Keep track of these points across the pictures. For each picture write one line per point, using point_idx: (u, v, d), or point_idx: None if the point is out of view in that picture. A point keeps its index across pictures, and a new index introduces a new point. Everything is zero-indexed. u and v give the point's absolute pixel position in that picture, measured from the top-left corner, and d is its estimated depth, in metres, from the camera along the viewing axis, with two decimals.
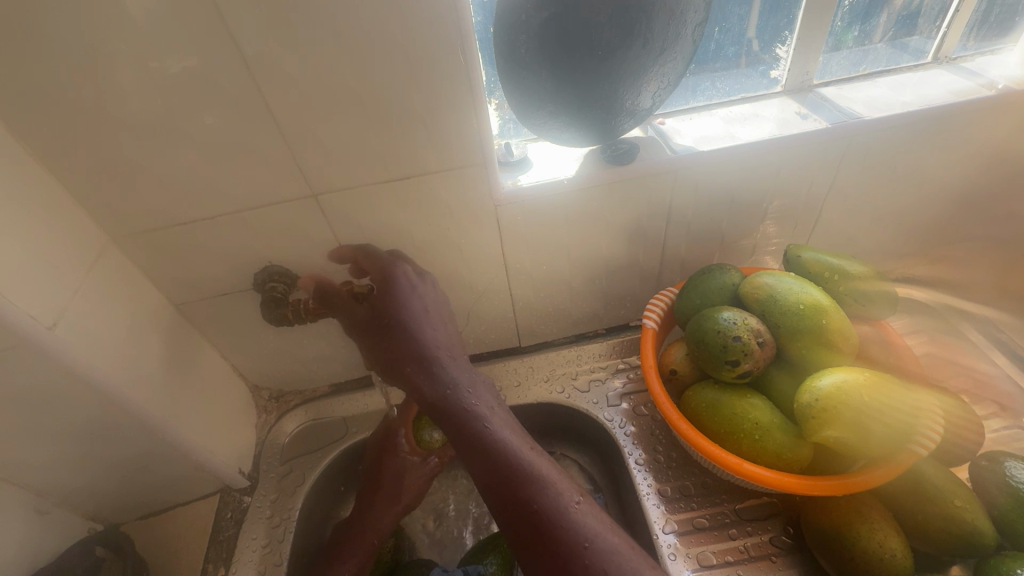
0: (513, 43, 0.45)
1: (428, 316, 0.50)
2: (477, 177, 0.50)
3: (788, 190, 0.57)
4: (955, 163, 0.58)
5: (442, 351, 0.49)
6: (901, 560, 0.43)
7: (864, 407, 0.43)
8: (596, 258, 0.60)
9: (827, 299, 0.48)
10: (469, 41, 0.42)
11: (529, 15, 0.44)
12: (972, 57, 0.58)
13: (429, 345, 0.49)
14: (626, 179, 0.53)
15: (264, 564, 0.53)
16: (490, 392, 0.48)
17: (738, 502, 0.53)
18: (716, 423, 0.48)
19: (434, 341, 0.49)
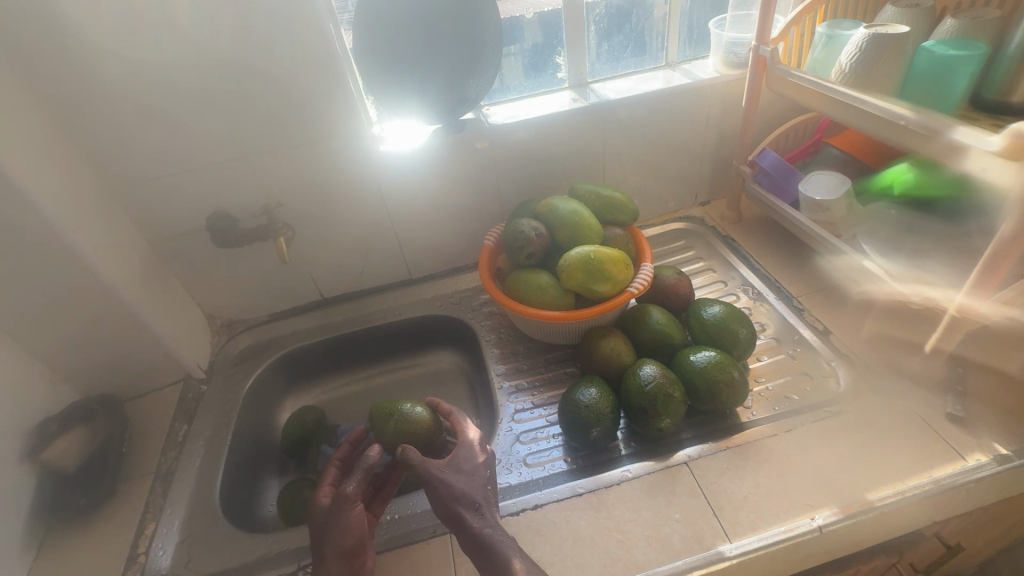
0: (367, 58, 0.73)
1: (464, 471, 0.56)
2: (357, 143, 0.77)
3: (576, 150, 0.86)
4: (682, 128, 0.88)
5: (472, 491, 0.54)
6: (626, 357, 0.69)
7: (591, 262, 0.69)
8: (454, 203, 0.86)
9: (584, 207, 0.76)
10: (330, 55, 0.70)
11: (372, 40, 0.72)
12: (690, 60, 0.88)
13: (456, 484, 0.54)
14: (461, 143, 0.80)
15: (217, 422, 0.75)
16: (474, 475, 0.56)
17: (550, 354, 0.79)
18: (516, 289, 0.74)
19: (464, 485, 0.55)
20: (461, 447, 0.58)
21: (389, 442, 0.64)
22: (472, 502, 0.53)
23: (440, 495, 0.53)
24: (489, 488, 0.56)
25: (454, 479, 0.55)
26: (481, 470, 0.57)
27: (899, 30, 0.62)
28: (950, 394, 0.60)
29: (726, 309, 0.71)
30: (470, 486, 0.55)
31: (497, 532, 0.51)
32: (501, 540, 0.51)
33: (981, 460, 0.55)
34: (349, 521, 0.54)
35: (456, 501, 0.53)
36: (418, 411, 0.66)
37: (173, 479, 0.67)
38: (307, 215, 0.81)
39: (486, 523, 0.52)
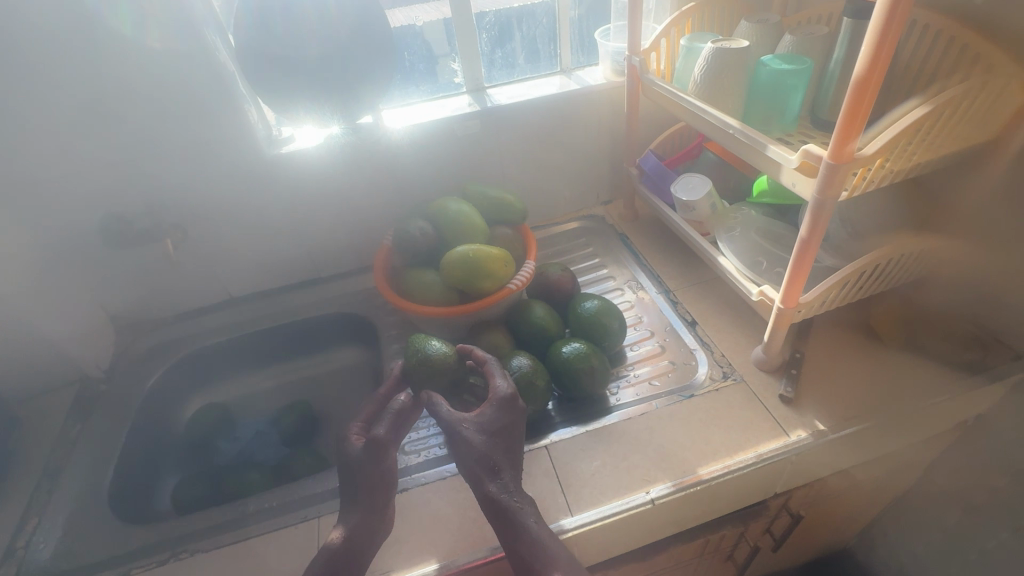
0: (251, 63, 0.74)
1: (480, 434, 0.56)
2: (248, 146, 0.79)
3: (473, 152, 0.90)
4: (576, 131, 0.92)
5: (490, 455, 0.55)
6: (504, 348, 0.74)
7: (469, 261, 0.73)
8: (356, 203, 0.89)
9: (470, 208, 0.80)
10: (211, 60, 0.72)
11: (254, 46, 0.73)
12: (583, 66, 0.93)
13: (476, 445, 0.55)
14: (356, 144, 0.83)
15: (111, 420, 0.76)
16: (498, 438, 0.56)
17: (444, 348, 0.83)
18: (405, 288, 0.77)
19: (480, 447, 0.55)
20: (488, 407, 0.57)
21: (416, 377, 0.64)
22: (490, 465, 0.55)
23: (461, 452, 0.55)
24: (509, 454, 0.56)
25: (479, 438, 0.56)
26: (506, 432, 0.57)
27: (740, 45, 0.68)
28: (784, 377, 0.67)
29: (601, 303, 0.76)
30: (490, 448, 0.55)
31: (512, 499, 0.53)
32: (514, 506, 0.53)
33: (801, 435, 0.61)
34: (379, 463, 0.57)
35: (477, 461, 0.55)
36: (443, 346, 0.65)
37: (59, 475, 0.69)
38: (204, 216, 0.83)
39: (502, 489, 0.54)
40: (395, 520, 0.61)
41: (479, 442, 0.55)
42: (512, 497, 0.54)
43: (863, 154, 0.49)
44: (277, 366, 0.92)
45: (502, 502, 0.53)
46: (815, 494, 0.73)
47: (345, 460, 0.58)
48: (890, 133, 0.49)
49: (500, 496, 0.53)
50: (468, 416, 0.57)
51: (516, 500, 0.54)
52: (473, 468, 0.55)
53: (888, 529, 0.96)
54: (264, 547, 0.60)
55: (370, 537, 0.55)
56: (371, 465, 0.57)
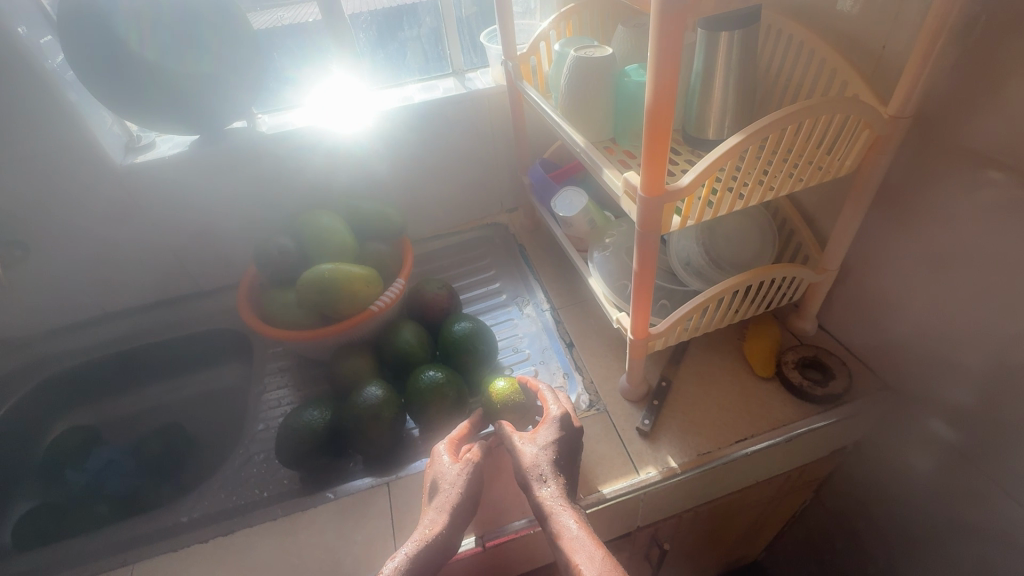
0: (81, 65, 0.66)
1: (559, 443, 0.54)
2: (94, 155, 0.73)
3: (357, 162, 0.84)
4: (469, 137, 0.88)
5: (544, 466, 0.52)
6: (363, 374, 0.69)
7: (325, 281, 0.68)
8: (231, 215, 0.83)
9: (339, 223, 0.76)
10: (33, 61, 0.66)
11: (83, 46, 0.65)
12: (476, 68, 0.89)
13: (537, 457, 0.52)
14: (219, 154, 0.77)
15: None
16: (559, 449, 0.54)
17: (315, 369, 0.79)
18: (266, 309, 0.73)
19: (543, 458, 0.52)
20: (547, 419, 0.55)
21: (487, 414, 0.61)
22: (540, 475, 0.51)
23: (520, 462, 0.53)
24: (566, 465, 0.53)
25: (556, 449, 0.53)
26: (567, 444, 0.55)
27: (604, 52, 0.63)
28: (646, 407, 0.64)
29: (472, 325, 0.72)
30: (542, 459, 0.52)
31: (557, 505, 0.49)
32: (558, 512, 0.48)
33: (650, 472, 0.58)
34: (439, 485, 0.54)
35: (528, 472, 0.52)
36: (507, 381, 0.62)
37: None
38: (56, 230, 0.77)
39: (551, 494, 0.50)
40: (219, 567, 0.57)
41: (540, 454, 0.53)
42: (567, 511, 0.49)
43: (677, 186, 0.45)
44: (157, 386, 0.89)
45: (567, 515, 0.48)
46: (688, 524, 0.71)
47: (436, 483, 0.54)
48: (711, 155, 0.44)
49: (563, 509, 0.49)
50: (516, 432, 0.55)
51: (571, 511, 0.49)
52: (532, 485, 0.51)
53: (789, 546, 0.94)
54: None
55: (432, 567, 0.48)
56: (467, 482, 0.53)
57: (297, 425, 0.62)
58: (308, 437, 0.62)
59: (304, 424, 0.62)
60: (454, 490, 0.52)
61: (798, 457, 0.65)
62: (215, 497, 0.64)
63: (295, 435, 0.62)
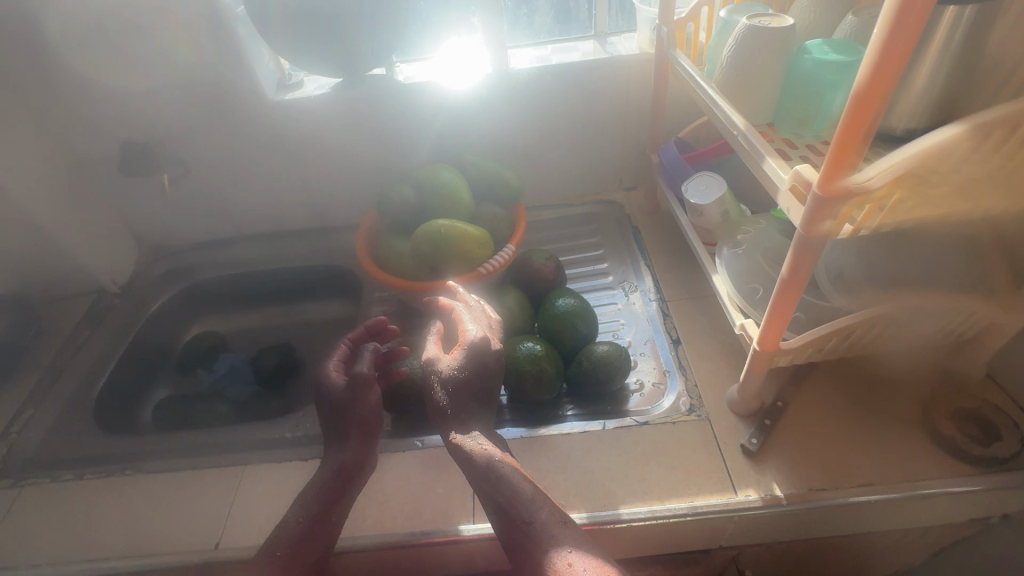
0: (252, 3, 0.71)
1: (468, 380, 0.51)
2: (252, 88, 0.78)
3: (482, 121, 0.83)
4: (602, 107, 0.83)
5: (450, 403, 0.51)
6: None
7: (440, 237, 0.69)
8: (358, 161, 0.86)
9: (461, 181, 0.76)
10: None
11: None
12: (620, 32, 0.83)
13: (445, 395, 0.51)
14: (358, 98, 0.79)
15: (115, 332, 0.84)
16: (470, 382, 0.51)
17: (415, 319, 0.81)
18: (381, 254, 0.75)
19: (453, 396, 0.51)
20: (460, 344, 0.52)
21: (584, 379, 0.65)
22: (443, 412, 0.52)
23: (440, 394, 0.52)
24: (479, 393, 0.52)
25: (462, 382, 0.51)
26: (481, 374, 0.51)
27: (784, 23, 0.55)
28: (755, 424, 0.58)
29: (576, 304, 0.70)
30: (445, 397, 0.52)
31: (475, 443, 0.50)
32: (486, 455, 0.49)
33: (750, 495, 0.53)
34: (327, 400, 0.58)
35: (433, 408, 0.53)
36: (605, 346, 0.65)
37: (60, 374, 0.77)
38: (213, 154, 0.84)
39: (467, 437, 0.50)
40: None
41: (445, 391, 0.51)
42: (495, 458, 0.48)
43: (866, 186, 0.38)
44: (276, 307, 0.97)
45: (496, 459, 0.48)
46: (776, 555, 0.65)
47: (326, 400, 0.58)
48: (908, 149, 0.37)
49: (492, 459, 0.48)
50: (430, 355, 0.54)
51: (495, 456, 0.49)
52: (447, 422, 0.52)
53: None
54: (196, 481, 0.64)
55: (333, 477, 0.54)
56: (354, 402, 0.58)
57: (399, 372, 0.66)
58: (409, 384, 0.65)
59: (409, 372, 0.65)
60: (350, 404, 0.57)
61: (929, 517, 0.56)
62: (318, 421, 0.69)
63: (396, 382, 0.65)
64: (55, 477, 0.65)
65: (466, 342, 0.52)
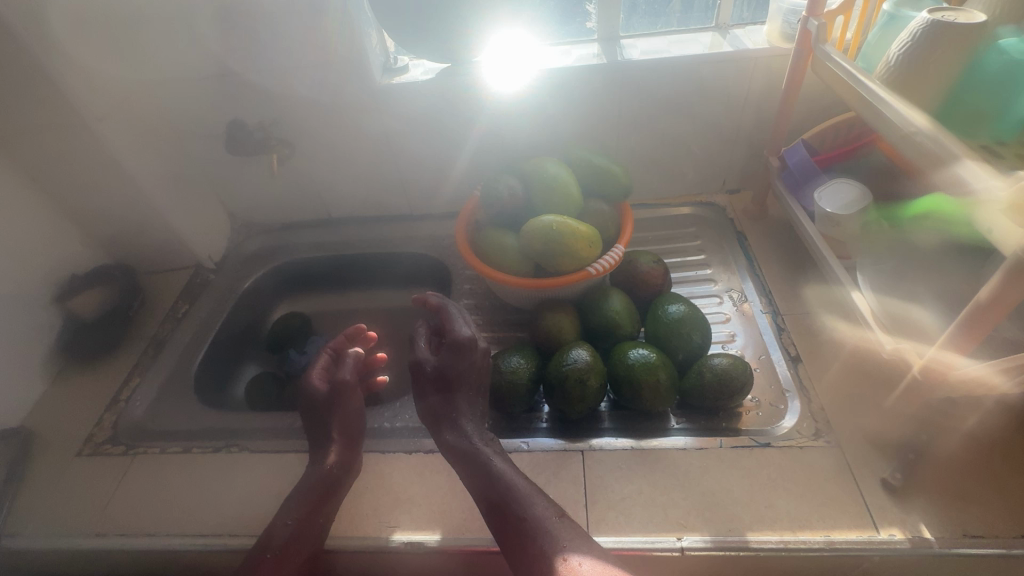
0: None
1: (467, 384, 0.60)
2: (361, 70, 0.77)
3: (588, 113, 0.80)
4: (717, 105, 0.78)
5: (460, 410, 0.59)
6: (566, 333, 0.68)
7: (551, 232, 0.67)
8: (455, 149, 0.85)
9: (569, 175, 0.73)
10: None
11: None
12: (745, 24, 0.78)
13: (456, 402, 0.60)
14: (465, 85, 0.78)
15: (211, 308, 0.85)
16: (469, 385, 0.60)
17: (508, 316, 0.79)
18: (483, 247, 0.74)
19: (465, 407, 0.60)
20: (449, 339, 0.61)
21: (698, 393, 0.61)
22: (450, 418, 0.59)
23: (459, 401, 0.60)
24: (473, 393, 0.61)
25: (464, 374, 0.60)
26: (472, 371, 0.60)
27: (974, 18, 0.50)
28: (896, 458, 0.54)
29: (687, 312, 0.66)
30: (457, 404, 0.60)
31: (469, 443, 0.57)
32: (484, 450, 0.56)
33: (895, 535, 0.49)
34: (313, 403, 0.64)
35: (436, 412, 0.60)
36: (722, 360, 0.61)
37: (163, 345, 0.79)
38: (314, 136, 0.84)
39: (458, 437, 0.58)
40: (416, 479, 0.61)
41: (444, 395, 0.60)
42: (491, 458, 0.55)
43: None
44: (360, 292, 0.97)
45: (489, 458, 0.55)
46: None
47: (309, 404, 0.64)
48: None
49: (494, 461, 0.55)
50: (421, 355, 0.63)
51: (495, 458, 0.56)
52: (446, 429, 0.59)
53: None
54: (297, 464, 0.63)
55: (322, 479, 0.57)
56: (343, 407, 0.63)
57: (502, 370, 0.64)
58: (512, 382, 0.63)
59: (513, 369, 0.63)
60: (340, 408, 0.63)
61: None
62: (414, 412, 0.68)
63: (498, 379, 0.64)
64: (162, 449, 0.66)
65: (455, 334, 0.61)
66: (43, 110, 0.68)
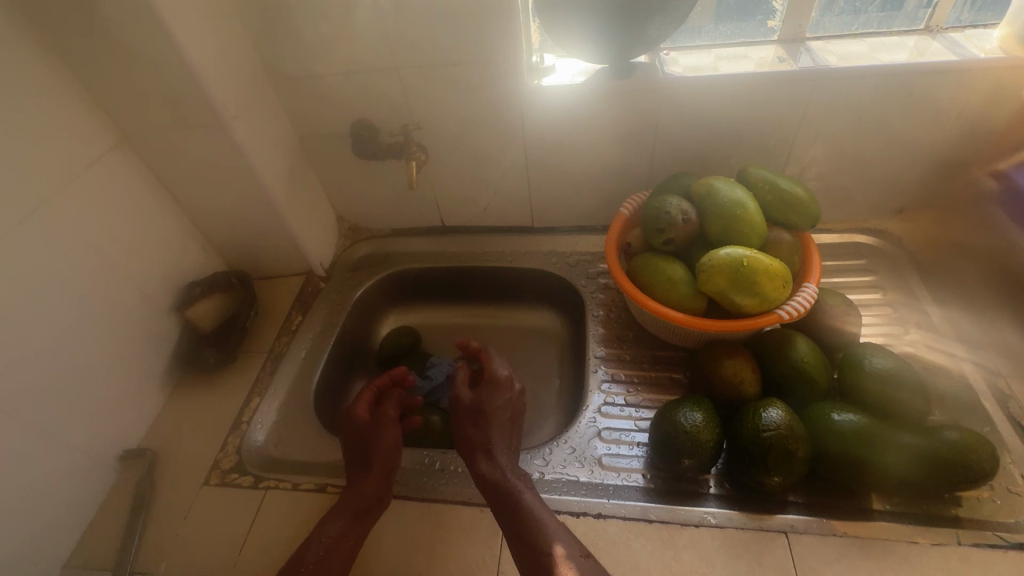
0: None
1: (503, 417, 0.62)
2: (510, 72, 0.68)
3: (760, 124, 0.70)
4: (918, 122, 0.67)
5: (495, 441, 0.60)
6: (748, 384, 0.58)
7: (741, 271, 0.58)
8: (597, 159, 0.77)
9: (751, 200, 0.63)
10: None
11: None
12: (962, 29, 0.66)
13: (493, 434, 0.60)
14: (625, 91, 0.69)
15: (325, 321, 0.79)
16: (506, 420, 0.62)
17: (658, 351, 0.70)
18: (644, 277, 0.65)
19: (498, 436, 0.60)
20: (488, 376, 0.65)
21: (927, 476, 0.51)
22: (486, 448, 0.59)
23: (493, 432, 0.60)
24: (511, 432, 0.62)
25: (506, 406, 0.63)
26: (508, 408, 0.63)
27: None
28: None
29: (894, 364, 0.56)
30: (493, 433, 0.60)
31: (503, 475, 0.56)
32: (515, 483, 0.55)
33: None
34: (354, 433, 0.61)
35: (475, 443, 0.60)
36: (955, 433, 0.50)
37: (282, 362, 0.73)
38: (444, 141, 0.77)
39: (491, 468, 0.57)
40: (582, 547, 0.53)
41: (479, 424, 0.61)
42: (525, 493, 0.54)
43: None
44: (471, 307, 0.91)
45: (520, 492, 0.54)
46: None
47: (353, 433, 0.61)
48: None
49: (526, 496, 0.54)
50: (460, 390, 0.65)
51: (526, 492, 0.54)
52: (478, 460, 0.58)
53: None
54: (449, 516, 0.57)
55: (363, 504, 0.55)
56: (382, 436, 0.59)
57: (682, 425, 0.55)
58: (699, 442, 0.54)
59: (699, 425, 0.54)
60: (381, 438, 0.59)
61: None
62: (566, 462, 0.60)
63: (679, 435, 0.54)
64: (295, 484, 0.60)
65: (495, 375, 0.65)
66: (179, 109, 0.62)
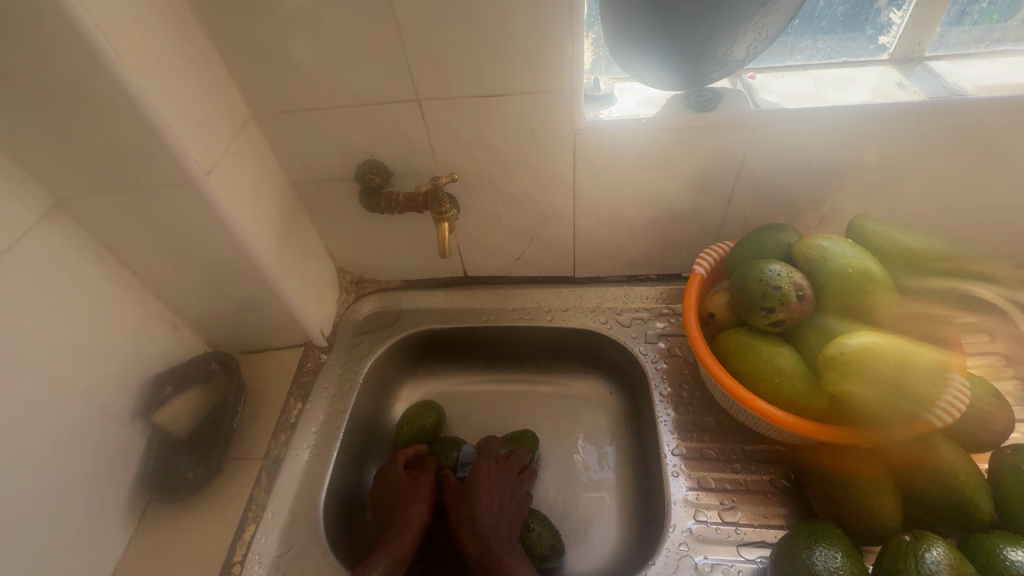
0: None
1: (490, 494, 0.56)
2: (562, 104, 0.54)
3: (869, 165, 0.57)
4: None
5: (483, 522, 0.54)
6: (889, 512, 0.46)
7: (885, 369, 0.45)
8: (660, 203, 0.63)
9: (878, 267, 0.50)
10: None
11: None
12: None
13: (479, 513, 0.54)
14: (706, 126, 0.55)
15: (331, 408, 0.64)
16: (500, 495, 0.56)
17: (748, 444, 0.58)
18: (743, 365, 0.51)
19: (486, 513, 0.54)
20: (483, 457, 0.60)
21: None
22: (476, 528, 0.54)
23: (479, 513, 0.54)
24: (506, 509, 0.56)
25: (497, 485, 0.57)
26: (503, 488, 0.57)
27: None
28: None
29: None
30: (482, 513, 0.54)
31: (492, 557, 0.51)
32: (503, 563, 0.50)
33: None
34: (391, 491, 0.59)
35: (462, 524, 0.55)
36: None
37: (280, 472, 0.58)
38: (473, 183, 0.62)
39: (481, 550, 0.52)
40: None
41: (466, 505, 0.55)
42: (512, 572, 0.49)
43: None
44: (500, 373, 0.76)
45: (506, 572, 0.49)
46: None
47: (389, 492, 0.58)
48: None
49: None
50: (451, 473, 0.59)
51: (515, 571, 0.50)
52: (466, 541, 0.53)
53: None
54: None
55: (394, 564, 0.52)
56: (416, 492, 0.57)
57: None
58: None
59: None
60: (415, 497, 0.57)
61: None
62: None
63: None
64: None
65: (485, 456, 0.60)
66: (131, 166, 0.46)
